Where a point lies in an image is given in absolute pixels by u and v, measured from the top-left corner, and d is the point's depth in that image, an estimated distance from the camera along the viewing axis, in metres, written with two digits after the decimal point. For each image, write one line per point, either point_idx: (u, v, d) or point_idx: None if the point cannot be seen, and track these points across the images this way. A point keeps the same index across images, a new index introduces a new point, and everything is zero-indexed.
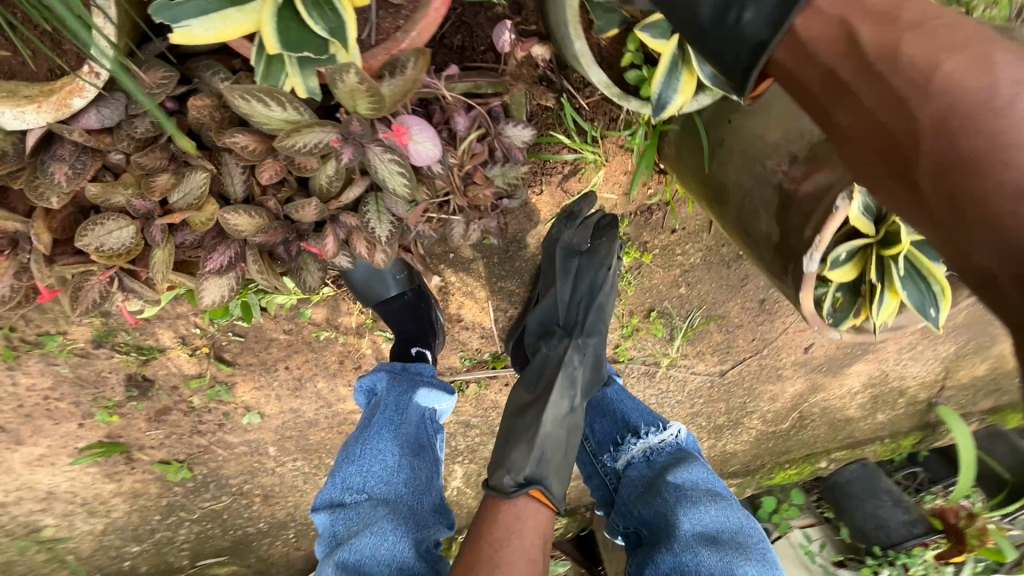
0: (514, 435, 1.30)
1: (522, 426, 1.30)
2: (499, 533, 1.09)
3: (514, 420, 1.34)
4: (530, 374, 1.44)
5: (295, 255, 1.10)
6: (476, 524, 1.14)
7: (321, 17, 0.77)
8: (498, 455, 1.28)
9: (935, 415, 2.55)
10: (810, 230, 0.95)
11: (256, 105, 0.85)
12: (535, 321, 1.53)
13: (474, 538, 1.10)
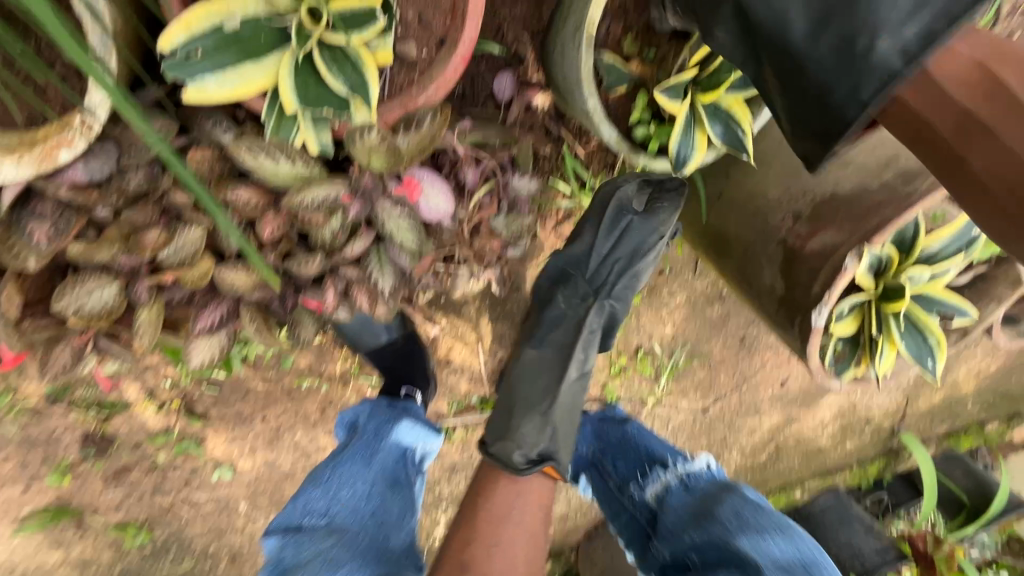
0: (510, 401, 1.19)
1: (518, 386, 1.20)
2: (496, 513, 1.08)
3: (507, 384, 1.22)
4: (526, 344, 1.24)
5: (290, 310, 1.03)
6: (478, 491, 1.14)
7: (341, 73, 0.74)
8: (494, 431, 1.17)
9: (896, 440, 2.56)
10: (819, 286, 0.97)
11: (265, 160, 0.83)
12: (546, 281, 1.28)
13: (473, 510, 1.11)
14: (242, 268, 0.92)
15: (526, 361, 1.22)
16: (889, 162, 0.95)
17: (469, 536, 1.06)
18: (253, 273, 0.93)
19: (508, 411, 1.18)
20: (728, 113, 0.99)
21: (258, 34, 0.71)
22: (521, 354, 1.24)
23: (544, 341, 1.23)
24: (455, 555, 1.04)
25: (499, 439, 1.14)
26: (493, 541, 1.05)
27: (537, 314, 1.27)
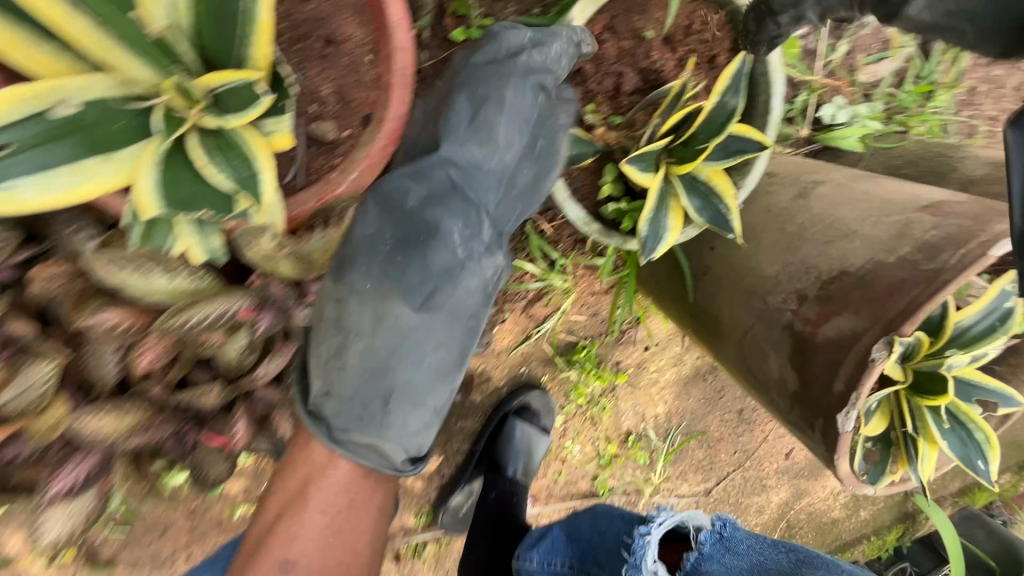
0: (366, 383, 0.75)
1: (389, 369, 0.75)
2: (333, 499, 0.81)
3: (355, 351, 0.74)
4: (382, 283, 0.74)
5: (190, 450, 0.81)
6: (297, 463, 0.83)
7: (225, 163, 0.58)
8: (342, 413, 0.75)
9: (913, 503, 2.26)
10: (842, 383, 0.78)
11: (130, 277, 0.65)
12: (416, 194, 0.76)
13: (296, 496, 0.81)
14: (111, 410, 0.71)
15: (397, 331, 0.75)
16: (904, 230, 0.80)
17: (296, 527, 0.80)
18: (133, 413, 0.73)
19: (379, 408, 0.76)
20: (707, 186, 0.83)
21: (112, 119, 0.55)
22: (379, 309, 0.74)
23: (431, 305, 0.76)
24: (271, 553, 0.78)
25: (360, 436, 0.76)
26: (328, 532, 0.81)
27: (394, 234, 0.75)
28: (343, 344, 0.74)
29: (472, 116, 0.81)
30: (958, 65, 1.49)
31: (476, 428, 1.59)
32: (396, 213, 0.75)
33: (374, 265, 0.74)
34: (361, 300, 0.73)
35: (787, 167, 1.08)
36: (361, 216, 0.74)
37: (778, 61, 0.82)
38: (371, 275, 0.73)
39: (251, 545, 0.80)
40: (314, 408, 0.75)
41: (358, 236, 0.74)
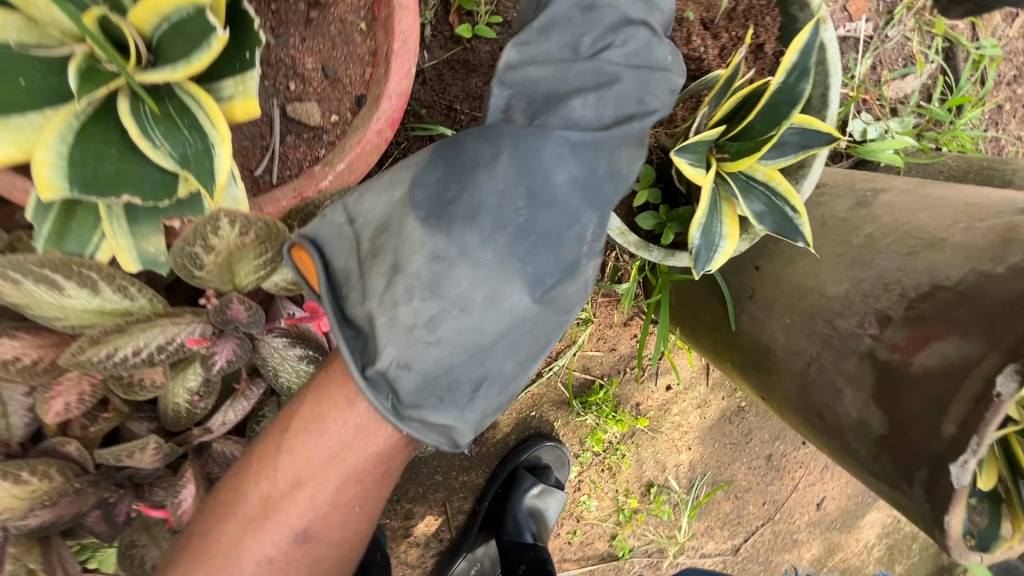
0: (456, 367, 0.58)
1: (487, 353, 0.58)
2: (372, 470, 0.60)
3: (454, 324, 0.56)
4: (499, 254, 0.56)
5: (121, 527, 0.63)
6: (321, 417, 0.58)
7: (166, 135, 0.44)
8: (419, 390, 0.57)
9: (950, 555, 2.03)
10: (952, 424, 0.63)
11: (33, 289, 0.47)
12: (563, 168, 0.58)
13: (321, 463, 0.59)
14: (5, 478, 0.53)
15: (506, 319, 0.57)
16: (1009, 235, 0.66)
17: (319, 498, 0.59)
18: (40, 481, 0.54)
19: (462, 398, 0.59)
20: (767, 188, 0.70)
21: (9, 74, 0.45)
22: (492, 287, 0.56)
23: (547, 299, 0.59)
24: (283, 520, 0.59)
25: (436, 420, 0.58)
26: (355, 500, 0.62)
27: (523, 190, 0.57)
28: (439, 312, 0.55)
29: (617, 106, 0.62)
30: (986, 83, 1.37)
31: (480, 483, 1.38)
32: (527, 166, 0.57)
33: (497, 230, 0.56)
34: (474, 266, 0.55)
35: (837, 177, 0.95)
36: (484, 164, 0.57)
37: (835, 47, 0.71)
38: (492, 238, 0.56)
39: (249, 513, 0.59)
40: (381, 376, 0.55)
41: (478, 183, 0.56)
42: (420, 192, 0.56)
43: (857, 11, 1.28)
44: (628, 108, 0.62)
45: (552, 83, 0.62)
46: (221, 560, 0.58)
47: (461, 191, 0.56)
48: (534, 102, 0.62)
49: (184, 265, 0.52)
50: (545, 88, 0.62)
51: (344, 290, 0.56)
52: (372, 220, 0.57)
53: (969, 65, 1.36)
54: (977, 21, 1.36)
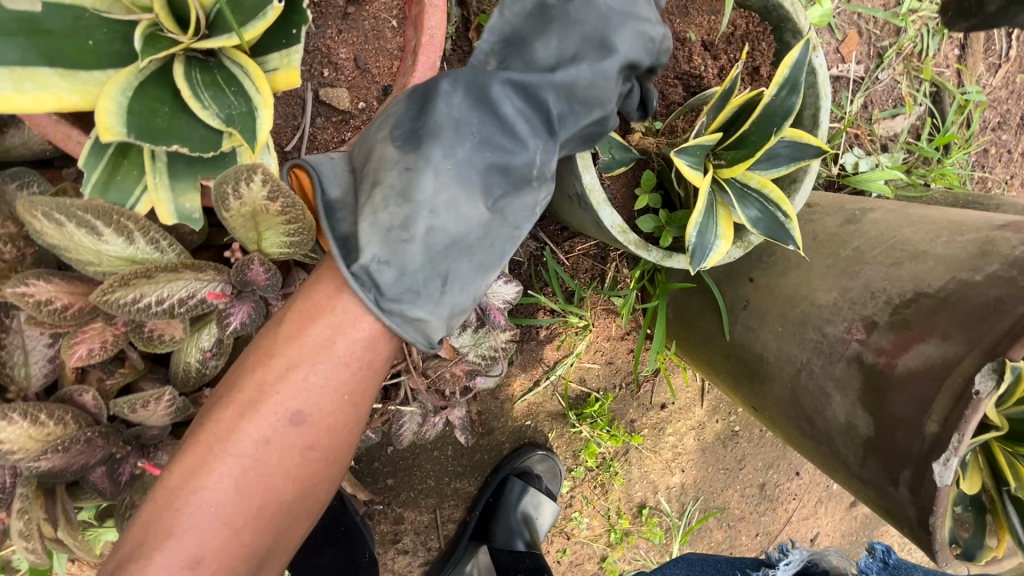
0: (428, 266, 0.61)
1: (453, 254, 0.62)
2: (363, 355, 0.62)
3: (425, 224, 0.60)
4: (464, 167, 0.62)
5: (123, 485, 0.64)
6: (318, 307, 0.61)
7: (215, 99, 0.50)
8: (398, 285, 0.60)
9: None
10: (935, 423, 0.65)
11: (74, 233, 0.52)
12: (510, 102, 0.64)
13: (314, 348, 0.61)
14: (24, 418, 0.55)
15: (475, 223, 0.62)
16: (987, 247, 0.70)
17: (311, 381, 0.60)
18: (56, 426, 0.57)
19: (436, 296, 0.62)
20: (760, 195, 0.75)
21: (81, 37, 0.54)
22: (459, 193, 0.61)
23: (507, 206, 0.64)
24: (277, 404, 0.59)
25: (413, 314, 0.61)
26: (347, 391, 0.63)
27: (480, 115, 0.63)
28: (410, 214, 0.60)
29: (580, 52, 0.67)
30: (971, 126, 1.43)
31: (472, 492, 1.37)
32: (484, 96, 0.63)
33: (458, 143, 0.62)
34: (439, 175, 0.60)
35: (828, 198, 1.00)
36: (440, 90, 0.62)
37: (825, 72, 0.77)
38: (455, 149, 0.62)
39: (244, 400, 0.59)
40: (363, 271, 0.59)
41: (437, 109, 0.61)
42: (393, 118, 0.62)
43: (849, 53, 1.35)
44: (584, 54, 0.67)
45: (528, 32, 0.69)
46: (215, 447, 0.58)
47: (425, 116, 0.62)
48: (507, 47, 0.70)
49: (218, 207, 0.55)
50: (518, 35, 0.69)
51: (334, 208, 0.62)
52: (358, 151, 0.64)
53: (955, 109, 1.43)
54: (963, 68, 1.43)
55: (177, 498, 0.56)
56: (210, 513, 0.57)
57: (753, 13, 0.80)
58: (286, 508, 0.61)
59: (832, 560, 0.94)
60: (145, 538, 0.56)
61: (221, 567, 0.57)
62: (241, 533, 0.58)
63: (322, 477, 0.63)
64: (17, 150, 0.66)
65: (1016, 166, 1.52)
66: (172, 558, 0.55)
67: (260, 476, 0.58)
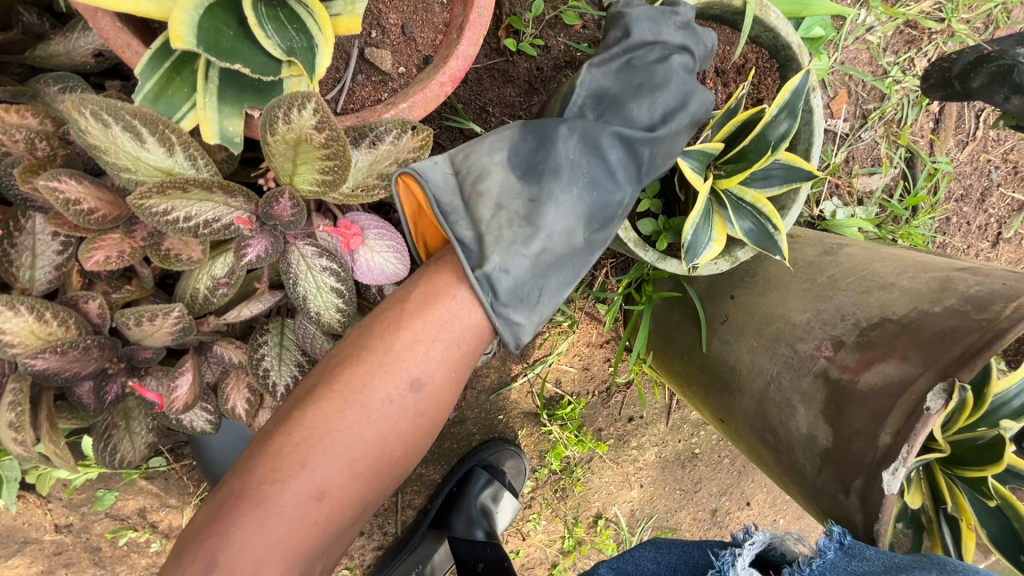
0: (537, 279, 0.68)
1: (552, 274, 0.70)
2: (473, 339, 0.68)
3: (542, 244, 0.67)
4: (576, 200, 0.69)
5: (108, 402, 0.68)
6: (440, 288, 0.67)
7: (277, 32, 0.56)
8: (511, 291, 0.67)
9: None
10: (888, 436, 0.71)
11: (119, 135, 0.58)
12: (614, 153, 0.72)
13: (435, 326, 0.66)
14: (31, 312, 0.61)
15: (575, 248, 0.70)
16: (946, 284, 0.77)
17: (431, 355, 0.66)
18: (58, 326, 0.63)
19: (535, 306, 0.70)
20: (753, 208, 0.80)
21: None
22: (573, 223, 0.69)
23: (600, 239, 0.73)
24: (400, 368, 0.65)
25: (513, 318, 0.68)
26: (455, 368, 0.68)
27: (589, 160, 0.71)
28: (533, 235, 0.67)
29: (663, 110, 0.75)
30: (938, 193, 1.54)
31: (436, 480, 1.39)
32: (596, 144, 0.71)
33: (574, 179, 0.69)
34: (560, 207, 0.68)
35: (809, 232, 1.08)
36: (562, 135, 0.69)
37: (820, 112, 0.84)
38: (571, 185, 0.69)
39: (372, 361, 0.64)
40: (487, 276, 0.65)
41: (559, 147, 0.69)
42: (515, 154, 0.69)
43: (837, 110, 1.47)
44: (667, 114, 0.75)
45: (619, 90, 0.76)
46: (344, 399, 0.63)
47: (546, 154, 0.69)
48: (601, 104, 0.76)
49: (260, 132, 0.60)
50: (610, 92, 0.76)
51: (450, 215, 0.66)
52: (468, 162, 0.69)
53: (925, 175, 1.53)
54: (936, 139, 1.54)
55: (309, 437, 0.61)
56: (340, 456, 0.62)
57: (762, 50, 0.88)
58: (390, 464, 0.66)
59: (792, 545, 0.83)
60: (278, 466, 0.60)
61: (337, 503, 0.62)
62: (357, 478, 0.63)
63: (419, 443, 0.69)
64: (59, 58, 0.71)
65: (973, 238, 1.63)
66: (303, 487, 0.60)
67: (382, 429, 0.64)
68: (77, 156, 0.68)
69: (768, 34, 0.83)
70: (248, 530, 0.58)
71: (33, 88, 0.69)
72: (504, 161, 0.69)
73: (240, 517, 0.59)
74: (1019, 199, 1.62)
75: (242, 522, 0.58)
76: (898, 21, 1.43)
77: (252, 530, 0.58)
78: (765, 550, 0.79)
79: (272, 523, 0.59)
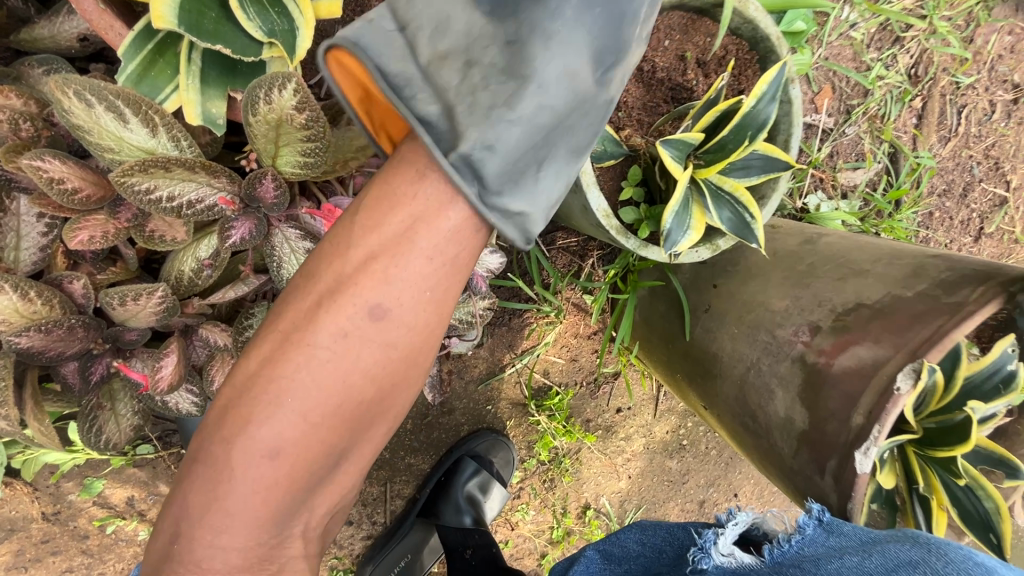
0: (532, 147, 0.60)
1: (551, 135, 0.61)
2: (446, 249, 0.59)
3: (523, 109, 0.59)
4: (561, 47, 0.60)
5: (93, 381, 0.70)
6: (397, 195, 0.59)
7: (258, 15, 0.59)
8: (501, 172, 0.59)
9: None
10: (860, 417, 0.73)
11: (102, 115, 0.59)
12: None
13: (393, 239, 0.58)
14: (15, 291, 0.62)
15: (572, 98, 0.61)
16: (919, 270, 0.79)
17: (390, 274, 0.58)
18: (43, 305, 0.64)
19: (535, 180, 0.61)
20: (732, 198, 0.82)
21: None
22: (558, 73, 0.60)
23: (601, 84, 0.63)
24: (354, 295, 0.57)
25: (514, 203, 0.60)
26: (426, 287, 0.60)
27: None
28: (512, 96, 0.59)
29: None
30: (921, 187, 1.56)
31: (425, 470, 1.41)
32: None
33: (552, 21, 0.60)
34: (539, 58, 0.59)
35: (791, 222, 1.09)
36: None
37: (798, 104, 0.85)
38: (551, 28, 0.60)
39: (321, 291, 0.58)
40: (465, 159, 0.57)
41: None
42: None
43: (821, 105, 1.49)
44: None
45: None
46: (292, 343, 0.57)
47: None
48: None
49: (242, 112, 0.61)
50: None
51: (406, 92, 0.58)
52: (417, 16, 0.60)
53: (908, 169, 1.56)
54: (919, 134, 1.56)
55: (262, 391, 0.57)
56: (298, 404, 0.57)
57: (743, 42, 0.89)
58: (363, 410, 0.60)
59: (772, 523, 0.85)
60: (233, 420, 0.58)
61: (304, 454, 0.58)
62: (319, 430, 0.58)
63: (398, 380, 0.61)
64: (44, 42, 0.71)
65: (956, 233, 1.65)
66: (257, 441, 0.57)
67: (344, 368, 0.58)
68: (61, 138, 0.69)
69: (747, 26, 0.85)
70: (216, 486, 0.58)
71: (18, 71, 0.70)
72: (465, 3, 0.61)
73: (207, 474, 0.58)
74: (1000, 194, 1.63)
75: (206, 480, 0.58)
76: (881, 17, 1.46)
77: (218, 482, 0.58)
78: (748, 529, 0.81)
79: (234, 482, 0.57)
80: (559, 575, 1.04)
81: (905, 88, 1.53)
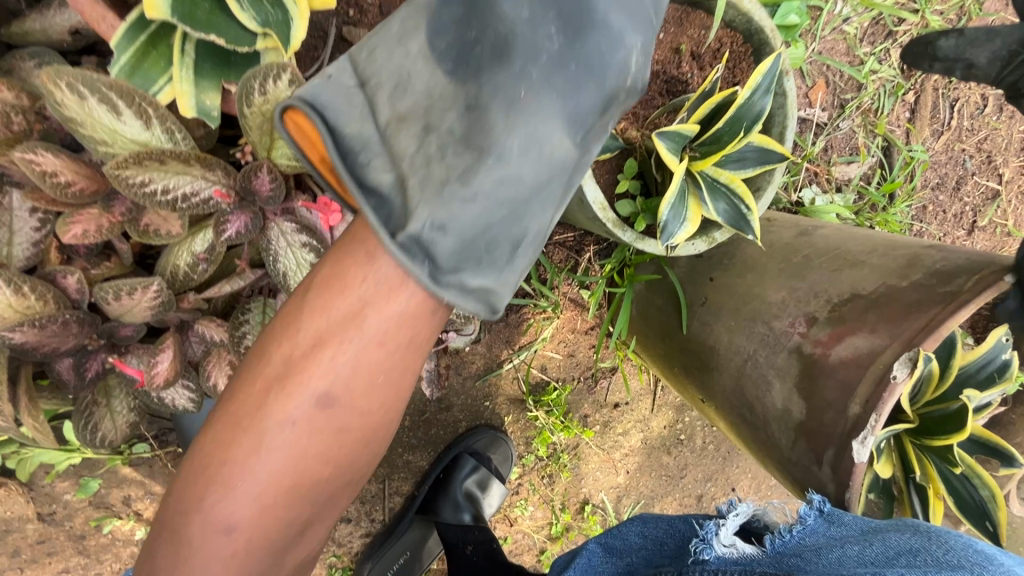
0: (491, 224, 0.59)
1: (513, 211, 0.59)
2: (394, 334, 0.59)
3: (479, 184, 0.57)
4: (520, 118, 0.58)
5: (88, 376, 0.69)
6: (347, 278, 0.59)
7: (252, 4, 0.59)
8: (456, 250, 0.58)
9: None
10: (857, 406, 0.73)
11: (96, 108, 0.59)
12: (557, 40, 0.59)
13: (342, 325, 0.58)
14: (8, 286, 0.62)
15: (535, 174, 0.59)
16: (914, 260, 0.79)
17: (337, 360, 0.58)
18: (36, 300, 0.64)
19: (497, 255, 0.60)
20: (727, 189, 0.83)
21: None
22: (518, 148, 0.58)
23: (564, 158, 0.60)
24: (304, 381, 0.59)
25: (472, 280, 0.59)
26: (377, 372, 0.60)
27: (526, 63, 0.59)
28: (468, 168, 0.57)
29: None
30: (914, 180, 1.57)
31: (423, 467, 1.41)
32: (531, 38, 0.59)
33: (513, 89, 0.58)
34: (496, 134, 0.58)
35: (786, 215, 1.10)
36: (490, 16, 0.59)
37: (793, 95, 0.85)
38: (507, 94, 0.58)
39: (273, 376, 0.59)
40: (415, 238, 0.56)
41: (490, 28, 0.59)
42: (438, 35, 0.59)
43: (815, 100, 1.50)
44: None
45: None
46: (247, 422, 0.59)
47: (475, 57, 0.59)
48: None
49: (237, 105, 0.62)
50: None
51: (362, 158, 0.58)
52: (375, 70, 0.59)
53: (901, 163, 1.56)
54: (912, 128, 1.57)
55: (219, 467, 0.59)
56: (255, 483, 0.59)
57: (737, 34, 0.89)
58: (318, 485, 0.62)
59: (772, 514, 0.83)
60: (194, 492, 0.61)
61: (260, 528, 0.61)
62: (272, 507, 0.60)
63: (355, 454, 0.63)
64: (35, 35, 0.71)
65: (950, 226, 1.66)
66: (215, 516, 0.59)
67: (297, 450, 0.59)
68: (54, 131, 0.69)
69: (741, 17, 0.85)
70: (180, 554, 0.61)
71: (9, 64, 0.70)
72: (428, 64, 0.59)
73: (172, 542, 0.62)
74: (993, 187, 1.65)
75: (171, 548, 0.62)
76: (873, 11, 1.47)
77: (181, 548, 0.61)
78: (749, 521, 0.79)
79: (197, 551, 0.61)
80: (559, 569, 1.04)
81: (898, 82, 1.53)
